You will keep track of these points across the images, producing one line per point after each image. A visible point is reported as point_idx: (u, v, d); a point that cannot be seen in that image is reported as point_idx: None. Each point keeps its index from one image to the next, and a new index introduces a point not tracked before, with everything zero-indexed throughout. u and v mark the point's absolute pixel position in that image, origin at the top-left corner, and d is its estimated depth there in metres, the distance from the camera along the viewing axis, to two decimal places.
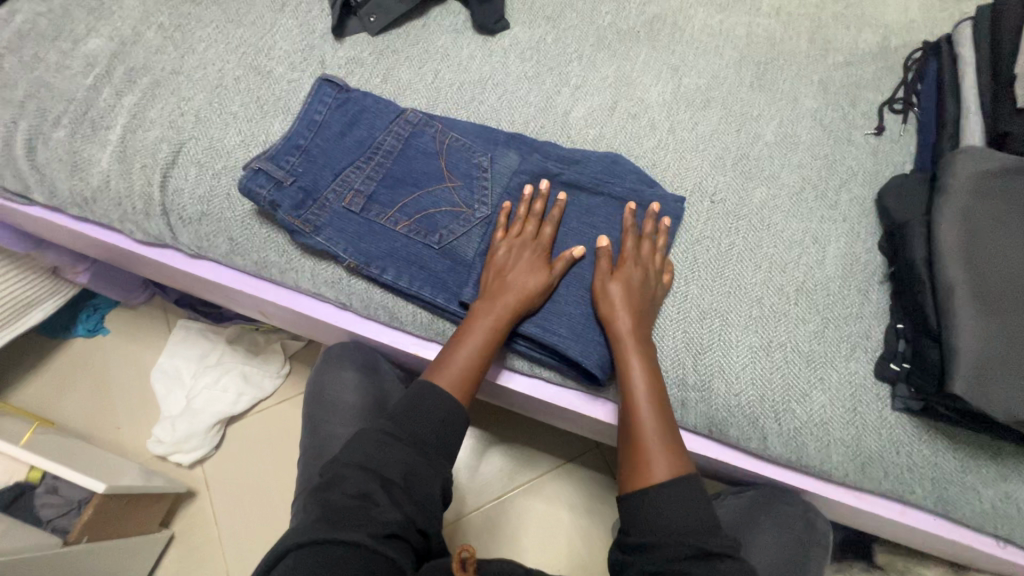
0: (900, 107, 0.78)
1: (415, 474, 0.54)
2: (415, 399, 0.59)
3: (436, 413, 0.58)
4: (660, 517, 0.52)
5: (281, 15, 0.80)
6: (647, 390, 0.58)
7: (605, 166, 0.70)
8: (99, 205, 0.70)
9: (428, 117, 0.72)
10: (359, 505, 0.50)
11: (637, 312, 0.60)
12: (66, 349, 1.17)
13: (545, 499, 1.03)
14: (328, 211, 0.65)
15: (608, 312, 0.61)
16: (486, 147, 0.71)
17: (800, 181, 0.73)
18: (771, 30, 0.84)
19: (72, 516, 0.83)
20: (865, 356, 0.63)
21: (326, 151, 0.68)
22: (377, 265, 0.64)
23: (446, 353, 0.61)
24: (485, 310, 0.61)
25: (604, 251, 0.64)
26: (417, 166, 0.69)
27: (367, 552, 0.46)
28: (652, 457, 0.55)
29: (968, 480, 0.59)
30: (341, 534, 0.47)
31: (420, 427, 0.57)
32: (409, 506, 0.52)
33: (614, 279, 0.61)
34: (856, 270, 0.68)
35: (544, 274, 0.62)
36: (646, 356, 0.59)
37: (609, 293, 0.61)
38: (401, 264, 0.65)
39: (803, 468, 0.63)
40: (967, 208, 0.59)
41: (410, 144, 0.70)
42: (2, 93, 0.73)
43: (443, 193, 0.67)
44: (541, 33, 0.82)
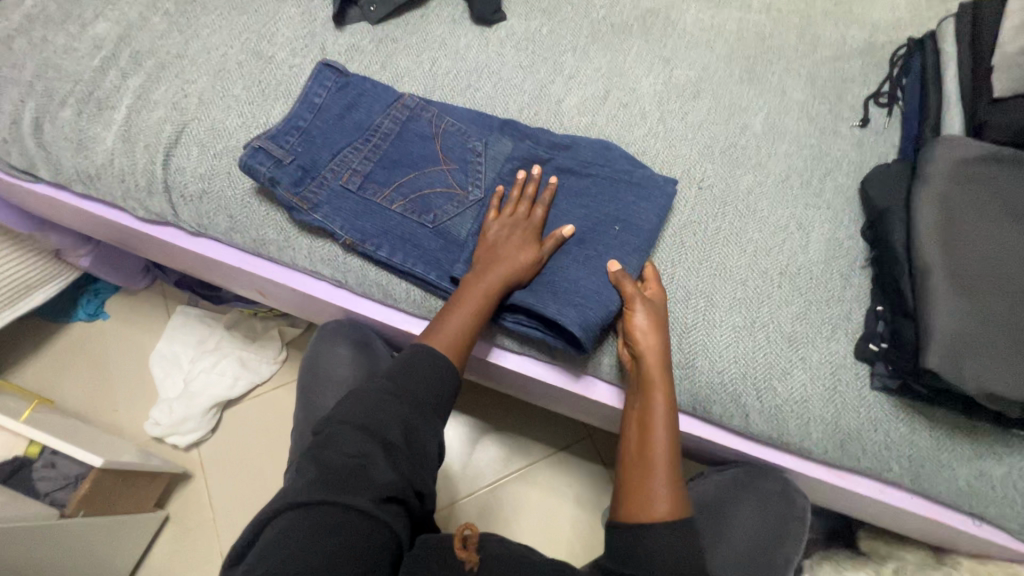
0: (885, 101, 0.80)
1: (414, 434, 0.56)
2: (411, 359, 0.60)
3: (433, 372, 0.59)
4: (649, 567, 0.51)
5: (284, 4, 0.82)
6: (664, 426, 0.57)
7: (596, 152, 0.71)
8: (103, 182, 0.72)
9: (425, 102, 0.74)
10: (357, 466, 0.52)
11: (664, 343, 0.61)
12: (67, 332, 1.18)
13: (537, 485, 1.04)
14: (325, 189, 0.67)
15: (637, 336, 0.60)
16: (482, 132, 0.73)
17: (786, 169, 0.75)
18: (761, 25, 0.87)
19: (69, 490, 0.85)
20: (846, 338, 0.65)
21: (325, 132, 0.70)
22: (372, 242, 0.66)
23: (438, 323, 0.62)
24: (472, 284, 0.62)
25: (621, 274, 0.62)
26: (413, 149, 0.71)
27: (364, 517, 0.49)
28: (655, 494, 0.54)
29: (943, 458, 0.61)
30: (341, 498, 0.49)
31: (419, 387, 0.58)
32: (406, 468, 0.54)
33: (641, 306, 0.61)
34: (838, 256, 0.70)
35: (533, 249, 0.64)
36: (668, 388, 0.59)
37: (638, 320, 0.60)
38: (394, 241, 0.66)
39: (784, 445, 0.64)
40: (943, 194, 0.61)
41: (406, 128, 0.72)
42: (12, 73, 0.75)
43: (439, 175, 0.69)
44: (537, 25, 0.84)
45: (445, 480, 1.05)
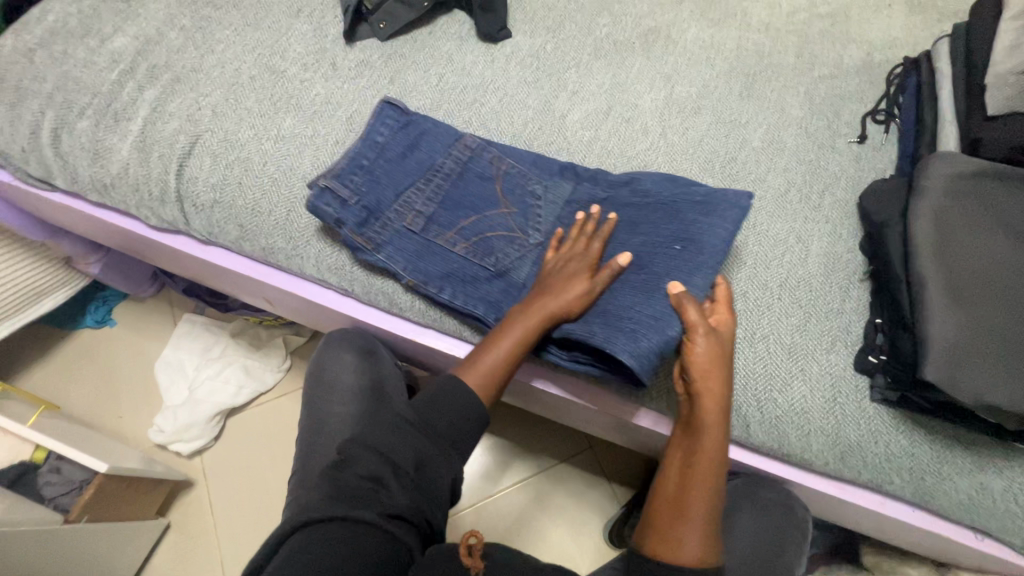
0: (882, 117, 0.81)
1: (428, 466, 0.56)
2: (440, 391, 0.61)
3: (460, 408, 0.61)
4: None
5: (297, 20, 0.85)
6: (709, 468, 0.57)
7: (663, 182, 0.69)
8: (118, 191, 0.74)
9: (486, 143, 0.73)
10: (370, 487, 0.53)
11: (725, 381, 0.58)
12: (74, 338, 1.20)
13: (538, 495, 1.04)
14: (388, 230, 0.67)
15: (699, 369, 0.57)
16: (544, 176, 0.72)
17: (785, 183, 0.77)
18: (760, 44, 0.89)
19: (73, 495, 0.86)
20: (846, 349, 0.66)
21: (387, 172, 0.69)
22: (435, 286, 0.66)
23: (481, 354, 0.62)
24: (517, 319, 0.61)
25: (689, 298, 0.58)
26: (472, 188, 0.70)
27: (374, 530, 0.50)
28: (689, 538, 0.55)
29: (943, 470, 0.61)
30: (350, 512, 0.50)
31: (441, 421, 0.60)
32: (418, 495, 0.54)
33: (706, 337, 0.57)
34: (837, 268, 0.71)
35: (585, 280, 0.61)
36: (723, 430, 0.58)
37: (699, 353, 0.57)
38: (455, 283, 0.66)
39: (784, 456, 0.65)
40: (940, 208, 0.62)
41: (468, 168, 0.71)
42: (32, 85, 0.78)
43: (500, 218, 0.69)
44: (542, 42, 0.87)
45: None
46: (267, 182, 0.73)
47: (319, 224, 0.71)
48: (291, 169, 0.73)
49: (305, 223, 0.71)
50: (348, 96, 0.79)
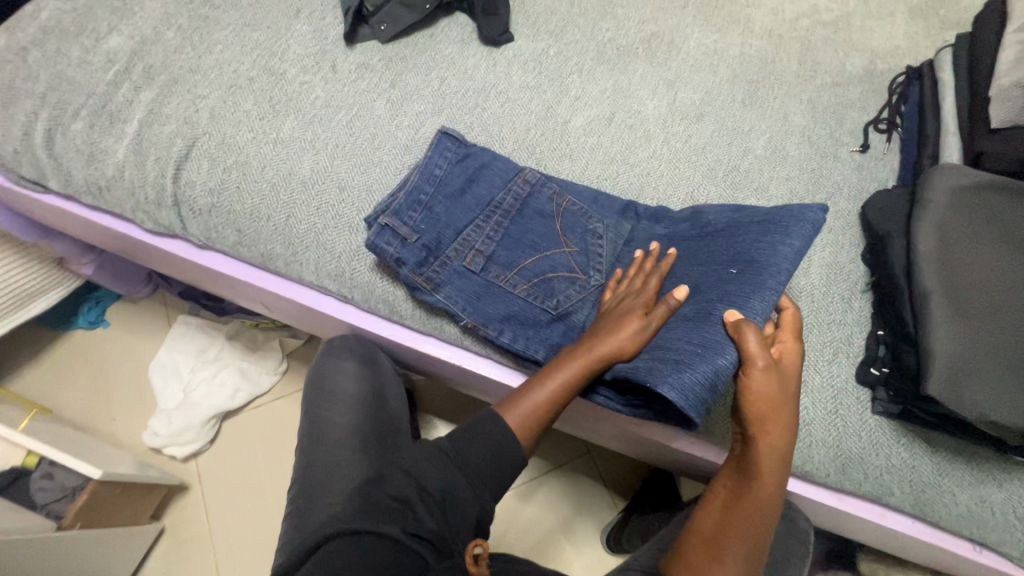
0: (884, 127, 0.81)
1: (455, 496, 0.56)
2: (488, 424, 0.61)
3: (496, 442, 0.60)
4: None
5: (296, 21, 0.83)
6: (754, 511, 0.58)
7: (732, 207, 0.68)
8: (112, 194, 0.72)
9: (546, 177, 0.73)
10: (400, 508, 0.52)
11: (787, 420, 0.57)
12: (67, 339, 1.18)
13: (536, 501, 1.04)
14: (449, 269, 0.67)
15: (762, 407, 0.56)
16: (604, 214, 0.72)
17: (787, 193, 0.76)
18: (763, 51, 0.89)
19: (66, 501, 0.85)
20: (847, 361, 0.66)
21: (447, 209, 0.69)
22: (495, 330, 0.66)
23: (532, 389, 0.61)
24: (565, 359, 0.61)
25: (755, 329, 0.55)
26: (531, 226, 0.70)
27: (399, 551, 0.49)
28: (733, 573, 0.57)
29: (943, 483, 0.61)
30: (379, 528, 0.49)
31: (477, 454, 0.59)
32: (444, 521, 0.53)
33: (768, 373, 0.55)
34: (839, 279, 0.70)
35: (640, 319, 0.59)
36: (782, 470, 0.58)
37: (756, 391, 0.55)
38: (513, 325, 0.66)
39: (786, 468, 0.65)
40: (943, 220, 0.62)
41: (527, 205, 0.71)
42: (25, 84, 0.76)
43: (560, 257, 0.69)
44: (544, 46, 0.86)
45: None
46: (266, 186, 0.72)
47: (318, 230, 0.70)
48: (290, 173, 0.72)
49: (304, 228, 0.70)
50: (348, 99, 0.78)
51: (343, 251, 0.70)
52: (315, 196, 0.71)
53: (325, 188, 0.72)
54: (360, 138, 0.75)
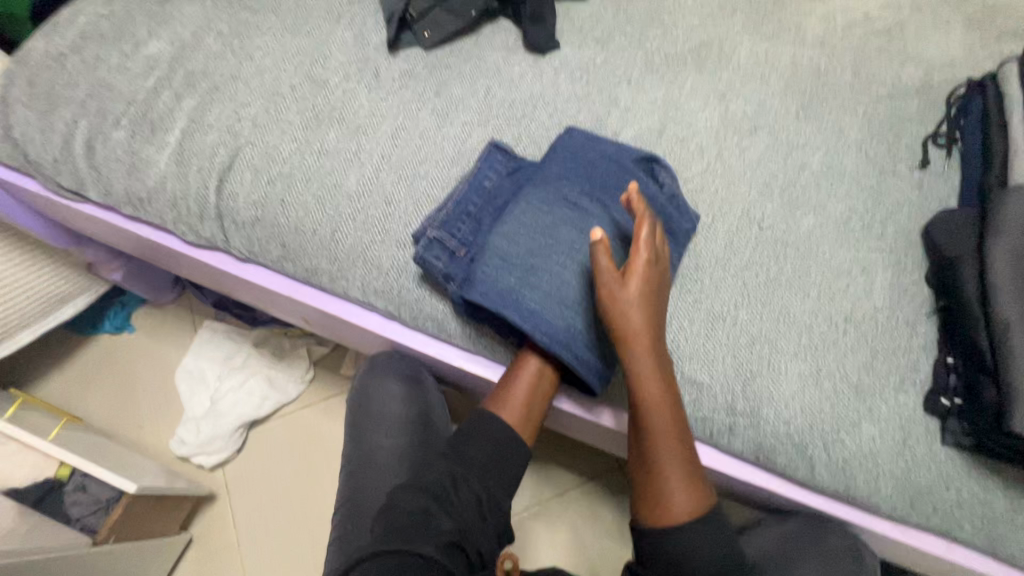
0: (944, 141, 0.79)
1: (464, 488, 0.60)
2: (473, 423, 0.64)
3: (491, 437, 0.63)
4: (691, 557, 0.54)
5: (337, 27, 0.81)
6: (670, 420, 0.57)
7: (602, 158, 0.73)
8: (154, 206, 0.71)
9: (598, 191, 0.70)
10: (421, 520, 0.56)
11: (651, 325, 0.58)
12: (93, 344, 1.17)
13: (568, 516, 1.01)
14: None
15: (624, 323, 0.58)
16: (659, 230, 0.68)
17: (847, 211, 0.74)
18: (816, 61, 0.86)
19: (99, 515, 0.84)
20: (914, 389, 0.63)
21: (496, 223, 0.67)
22: (557, 347, 0.60)
23: (507, 386, 0.63)
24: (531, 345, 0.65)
25: (603, 246, 0.57)
26: (565, 230, 0.64)
27: (435, 561, 0.53)
28: (673, 492, 0.56)
29: (1018, 519, 0.59)
30: (411, 548, 0.53)
31: (474, 450, 0.62)
32: (463, 516, 0.58)
33: (626, 283, 0.58)
34: (904, 302, 0.68)
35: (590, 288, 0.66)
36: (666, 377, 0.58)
37: (624, 299, 0.58)
38: (568, 342, 0.61)
39: (849, 499, 0.63)
40: (1020, 245, 0.60)
41: (553, 208, 0.65)
42: (65, 91, 0.74)
43: None
44: (591, 55, 0.83)
45: None
46: (312, 199, 0.70)
47: (364, 245, 0.68)
48: (335, 185, 0.70)
49: (350, 244, 0.68)
50: (393, 109, 0.76)
51: (390, 266, 0.67)
52: (361, 211, 0.69)
53: (371, 202, 0.70)
54: (406, 150, 0.73)
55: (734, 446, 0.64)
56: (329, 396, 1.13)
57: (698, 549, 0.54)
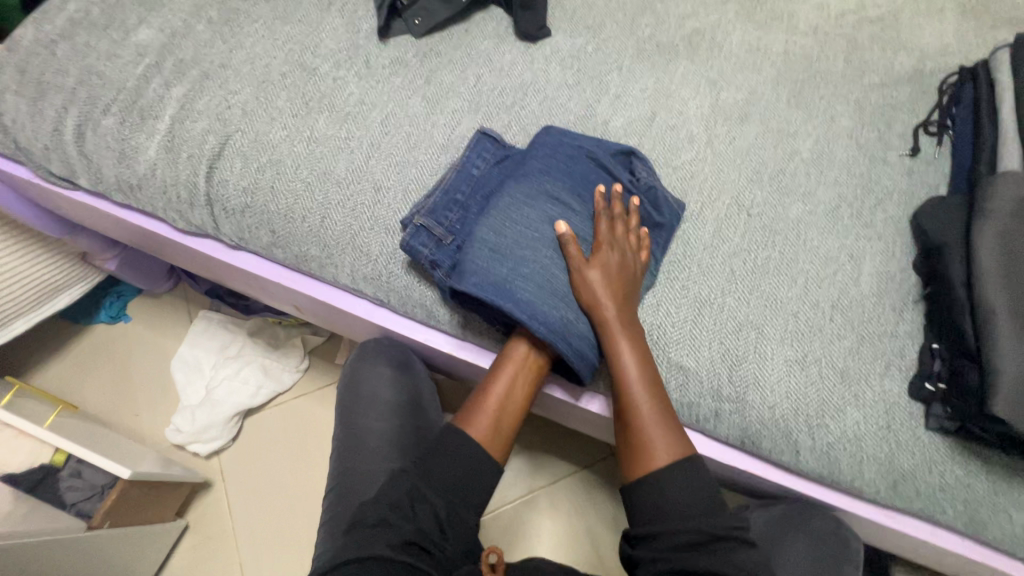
0: (935, 129, 0.79)
1: (423, 493, 0.57)
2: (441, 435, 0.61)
3: (459, 447, 0.59)
4: (669, 504, 0.55)
5: (328, 14, 0.81)
6: (642, 379, 0.59)
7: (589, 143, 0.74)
8: (145, 193, 0.71)
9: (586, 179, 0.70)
10: (378, 526, 0.55)
11: (618, 298, 0.61)
12: (89, 334, 1.17)
13: (562, 503, 1.02)
14: None
15: (591, 301, 0.61)
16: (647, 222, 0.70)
17: (836, 199, 0.74)
18: (808, 48, 0.85)
19: (95, 500, 0.84)
20: (899, 375, 0.64)
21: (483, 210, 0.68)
22: (556, 339, 0.60)
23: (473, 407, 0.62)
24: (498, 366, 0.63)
25: (569, 236, 0.63)
26: (546, 223, 0.65)
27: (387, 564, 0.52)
28: (654, 440, 0.58)
29: (1000, 502, 0.59)
30: (364, 552, 0.53)
31: (439, 464, 0.59)
32: (422, 523, 0.56)
33: (592, 265, 0.62)
34: (891, 288, 0.68)
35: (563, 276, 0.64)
36: (638, 343, 0.61)
37: (591, 277, 0.62)
38: (565, 334, 0.61)
39: (834, 483, 0.63)
40: (1006, 231, 0.60)
41: (535, 201, 0.65)
42: (55, 79, 0.75)
43: None
44: (582, 42, 0.83)
45: None
46: (301, 186, 0.70)
47: (354, 232, 0.68)
48: (324, 172, 0.70)
49: (340, 230, 0.68)
50: (383, 97, 0.76)
51: (379, 253, 0.68)
52: (350, 197, 0.69)
53: (361, 189, 0.70)
54: (395, 137, 0.73)
55: (720, 431, 0.65)
56: (324, 385, 1.14)
57: (675, 494, 0.55)
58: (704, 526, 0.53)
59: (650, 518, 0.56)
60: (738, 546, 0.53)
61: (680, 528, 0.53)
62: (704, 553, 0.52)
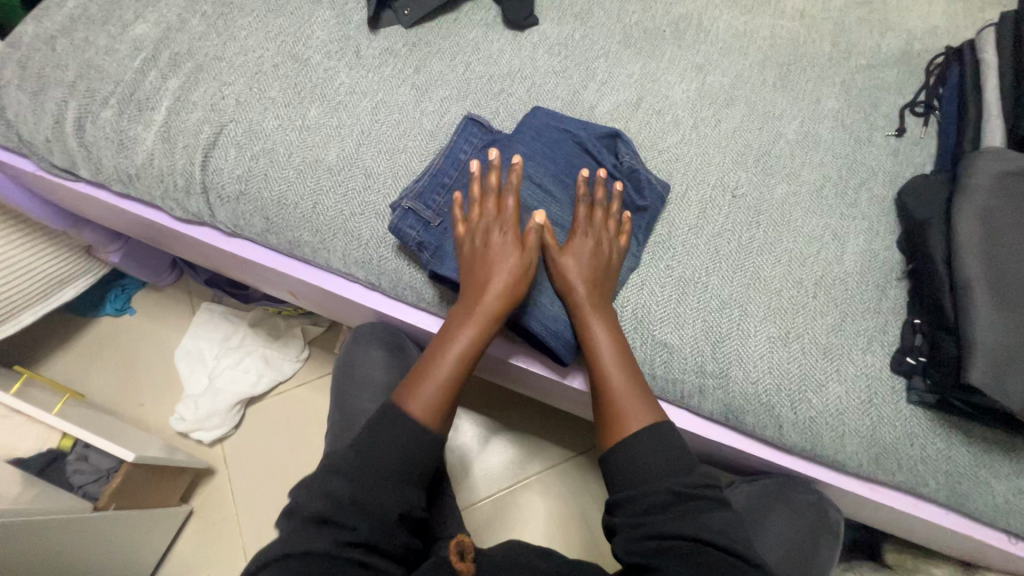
0: (921, 110, 0.79)
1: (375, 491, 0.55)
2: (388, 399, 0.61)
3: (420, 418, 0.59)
4: (637, 468, 0.57)
5: (319, 7, 0.83)
6: (615, 354, 0.61)
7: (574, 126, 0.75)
8: (142, 182, 0.73)
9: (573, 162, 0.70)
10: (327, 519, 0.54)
11: (590, 280, 0.63)
12: (95, 326, 1.20)
13: (558, 487, 1.03)
14: None
15: (565, 284, 0.64)
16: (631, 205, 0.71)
17: (820, 179, 0.75)
18: (795, 32, 0.86)
19: (100, 483, 0.87)
20: (882, 351, 0.64)
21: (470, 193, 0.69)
22: (529, 317, 0.65)
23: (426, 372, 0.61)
24: (464, 319, 0.62)
25: (543, 225, 0.65)
26: (528, 211, 0.67)
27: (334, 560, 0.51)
28: (628, 412, 0.59)
29: (980, 474, 0.60)
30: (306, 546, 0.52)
31: (385, 454, 0.57)
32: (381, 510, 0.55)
33: (567, 252, 0.65)
34: (875, 266, 0.69)
35: (519, 254, 0.64)
36: (609, 322, 0.63)
37: (565, 263, 0.64)
38: (536, 314, 0.65)
39: (818, 457, 0.64)
40: (985, 206, 0.61)
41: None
42: (55, 73, 0.77)
43: None
44: (569, 30, 0.84)
45: (465, 480, 1.04)
46: (293, 173, 0.72)
47: (345, 217, 0.70)
48: (316, 160, 0.72)
49: (331, 215, 0.70)
50: (374, 85, 0.78)
51: (370, 237, 0.70)
52: (341, 183, 0.71)
53: (351, 175, 0.72)
54: (385, 125, 0.75)
55: (705, 407, 0.66)
56: (323, 373, 1.16)
57: (646, 457, 0.57)
58: (675, 487, 0.55)
59: (623, 481, 0.58)
60: (710, 506, 0.55)
61: (648, 490, 0.56)
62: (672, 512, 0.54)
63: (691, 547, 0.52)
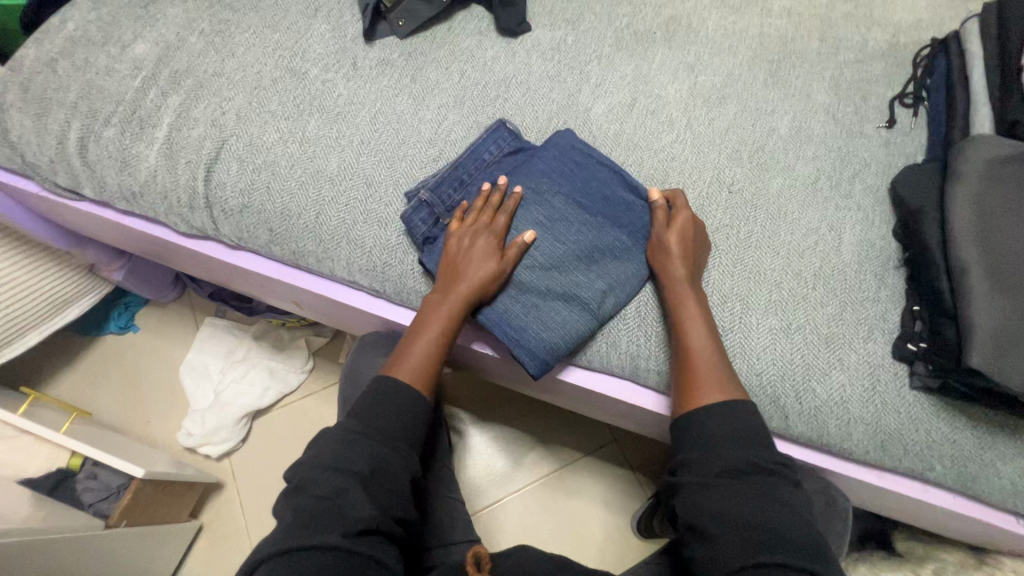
0: (910, 101, 0.80)
1: (385, 471, 0.56)
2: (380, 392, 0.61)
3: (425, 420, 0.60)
4: (714, 433, 0.57)
5: (315, 21, 0.84)
6: (710, 338, 0.62)
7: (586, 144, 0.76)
8: (146, 199, 0.74)
9: (590, 179, 0.71)
10: (332, 501, 0.52)
11: (688, 260, 0.64)
12: (99, 345, 1.21)
13: (568, 489, 1.04)
14: None
15: (665, 258, 0.65)
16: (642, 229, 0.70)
17: (815, 172, 0.76)
18: (782, 29, 0.87)
19: (111, 500, 0.87)
20: (883, 338, 0.65)
21: None
22: (495, 324, 0.66)
23: (408, 348, 0.64)
24: (440, 301, 0.64)
25: (660, 203, 0.69)
26: (528, 225, 0.68)
27: (345, 551, 0.49)
28: (706, 381, 0.60)
29: (985, 457, 0.61)
30: (312, 539, 0.49)
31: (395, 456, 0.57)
32: (383, 500, 0.54)
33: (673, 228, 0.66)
34: (872, 255, 0.70)
35: (496, 260, 0.64)
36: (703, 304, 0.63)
37: (671, 238, 0.65)
38: (506, 318, 0.65)
39: (824, 446, 0.65)
40: (979, 192, 0.62)
41: (525, 204, 0.69)
42: (57, 95, 0.78)
43: (582, 258, 0.67)
44: (561, 35, 0.86)
45: (475, 485, 1.04)
46: (295, 184, 0.73)
47: (348, 226, 0.71)
48: (318, 170, 0.73)
49: (335, 225, 0.71)
50: (371, 96, 0.79)
51: (373, 245, 0.70)
52: (343, 193, 0.72)
53: (353, 184, 0.73)
54: (384, 134, 0.76)
55: None
56: (329, 384, 1.16)
57: (725, 423, 0.57)
58: (751, 456, 0.55)
59: (694, 442, 0.58)
60: (785, 483, 0.55)
61: (721, 453, 0.56)
62: (744, 479, 0.54)
63: (754, 511, 0.52)
